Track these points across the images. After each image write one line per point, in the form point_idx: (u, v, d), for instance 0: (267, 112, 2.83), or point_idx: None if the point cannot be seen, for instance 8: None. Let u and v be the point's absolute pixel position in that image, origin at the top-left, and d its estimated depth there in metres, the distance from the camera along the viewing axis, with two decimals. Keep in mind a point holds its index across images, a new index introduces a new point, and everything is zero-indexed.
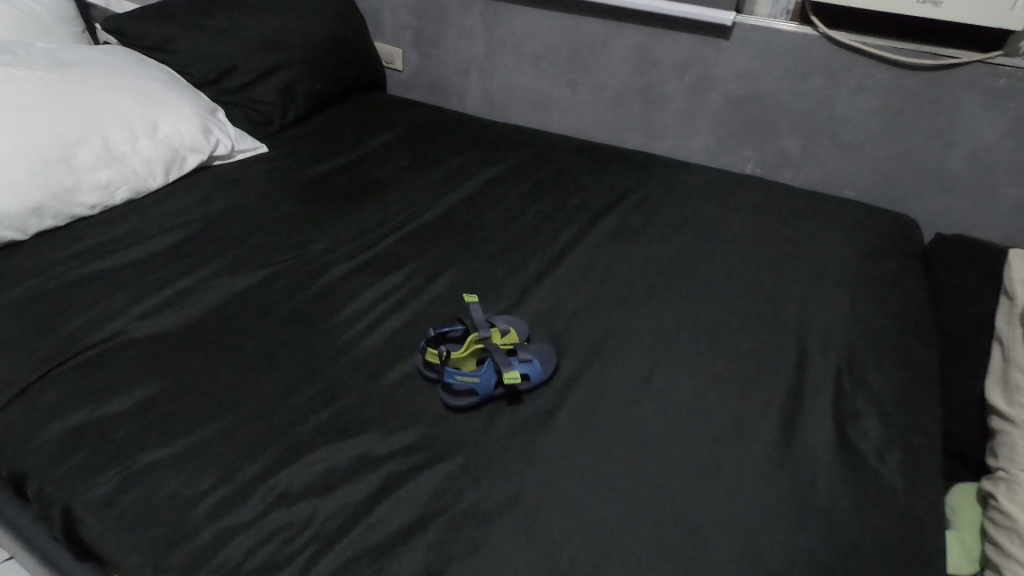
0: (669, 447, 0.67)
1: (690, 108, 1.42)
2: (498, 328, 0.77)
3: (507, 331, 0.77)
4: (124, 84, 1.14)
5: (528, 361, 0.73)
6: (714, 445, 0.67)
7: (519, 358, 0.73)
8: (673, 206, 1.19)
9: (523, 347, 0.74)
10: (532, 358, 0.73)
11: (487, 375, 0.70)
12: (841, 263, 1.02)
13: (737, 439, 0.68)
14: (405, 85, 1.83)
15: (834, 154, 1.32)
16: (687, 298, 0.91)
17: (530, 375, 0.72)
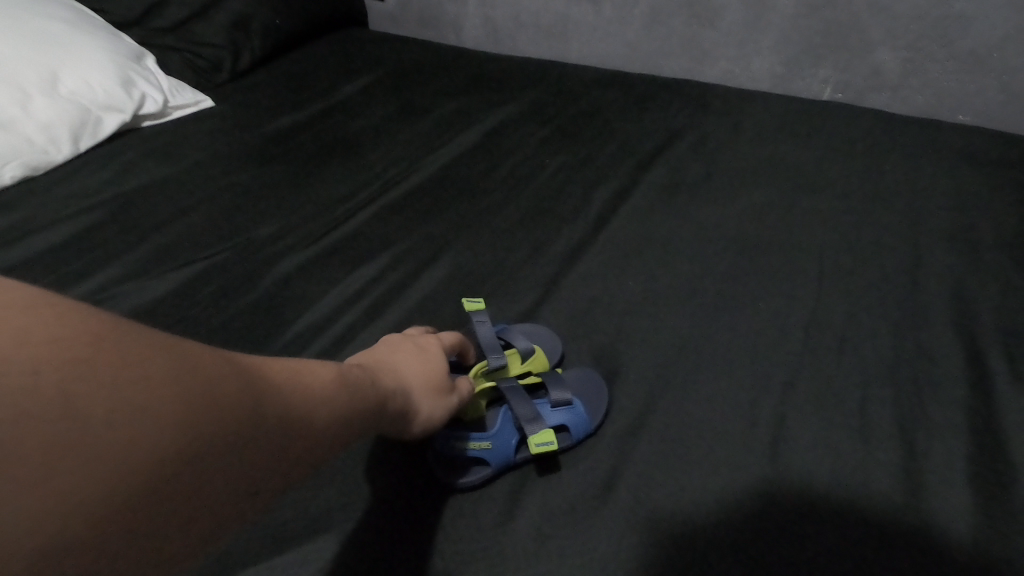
0: (783, 548, 0.44)
1: (750, 19, 1.10)
2: (518, 352, 0.57)
3: (530, 357, 0.57)
4: (10, 26, 0.87)
5: (565, 407, 0.52)
6: (846, 538, 0.44)
7: (552, 403, 0.53)
8: (739, 149, 0.90)
9: (556, 384, 0.54)
10: (572, 400, 0.53)
11: (503, 437, 0.50)
12: (988, 217, 0.73)
13: (886, 527, 0.45)
14: (391, 18, 1.53)
15: (947, 67, 1.00)
16: (780, 283, 0.65)
17: (570, 427, 0.52)
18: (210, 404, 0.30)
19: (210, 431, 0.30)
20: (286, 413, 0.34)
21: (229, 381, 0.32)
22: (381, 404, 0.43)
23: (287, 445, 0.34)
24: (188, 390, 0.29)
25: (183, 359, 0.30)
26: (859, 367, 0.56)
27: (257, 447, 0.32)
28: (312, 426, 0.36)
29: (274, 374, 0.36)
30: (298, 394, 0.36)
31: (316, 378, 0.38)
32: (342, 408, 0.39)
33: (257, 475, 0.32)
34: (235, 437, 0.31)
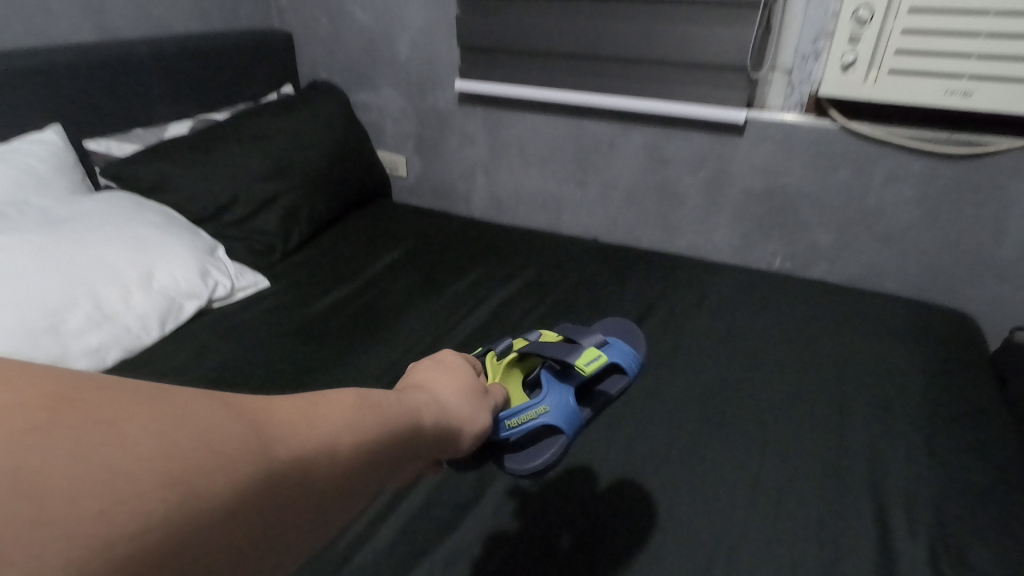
0: None
1: (708, 204, 1.35)
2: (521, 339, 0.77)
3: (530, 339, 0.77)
4: (118, 234, 1.10)
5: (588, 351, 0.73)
6: None
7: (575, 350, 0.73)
8: (703, 321, 1.10)
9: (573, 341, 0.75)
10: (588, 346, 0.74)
11: (556, 395, 0.68)
12: (902, 389, 0.91)
13: None
14: (411, 191, 1.81)
15: (870, 245, 1.22)
16: (736, 453, 0.80)
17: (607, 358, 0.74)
18: (211, 446, 0.33)
19: (212, 467, 0.32)
20: (292, 447, 0.37)
21: (230, 424, 0.35)
22: (404, 424, 0.47)
23: (299, 475, 0.37)
24: (188, 434, 0.33)
25: (187, 410, 0.34)
26: (798, 527, 0.70)
27: (267, 477, 0.35)
28: (326, 459, 0.39)
29: (282, 413, 0.39)
30: (316, 429, 0.40)
31: (327, 416, 0.41)
32: (355, 438, 0.42)
33: (275, 499, 0.35)
34: (245, 471, 0.34)
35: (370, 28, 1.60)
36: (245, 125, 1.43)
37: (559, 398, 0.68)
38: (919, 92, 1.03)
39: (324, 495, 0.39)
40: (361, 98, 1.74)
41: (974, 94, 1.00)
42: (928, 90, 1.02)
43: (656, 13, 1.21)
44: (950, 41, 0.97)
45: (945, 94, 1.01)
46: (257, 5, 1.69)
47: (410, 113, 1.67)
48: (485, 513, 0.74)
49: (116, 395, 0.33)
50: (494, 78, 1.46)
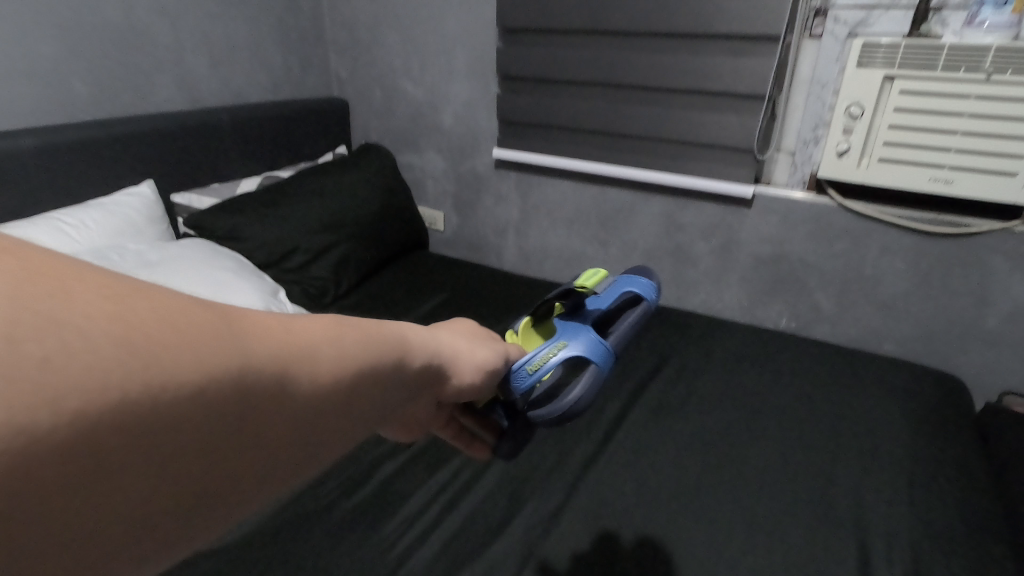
0: None
1: (719, 267, 1.49)
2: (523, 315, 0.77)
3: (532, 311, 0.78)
4: (200, 277, 1.22)
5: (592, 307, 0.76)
6: None
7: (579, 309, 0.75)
8: (712, 374, 1.22)
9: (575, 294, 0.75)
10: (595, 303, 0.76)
11: (570, 333, 0.66)
12: (890, 443, 1.01)
13: None
14: (447, 243, 1.98)
15: (867, 311, 1.34)
16: (737, 493, 0.91)
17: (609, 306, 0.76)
18: (178, 325, 0.29)
19: (179, 343, 0.28)
20: (270, 343, 0.33)
21: (200, 310, 0.31)
22: (396, 351, 0.43)
23: (284, 377, 0.33)
24: (154, 309, 0.28)
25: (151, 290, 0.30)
26: (792, 559, 0.80)
27: (244, 368, 0.31)
28: (311, 367, 0.35)
29: (258, 314, 0.34)
30: (303, 338, 0.35)
31: (311, 325, 0.37)
32: (345, 352, 0.38)
33: (254, 395, 0.31)
34: (219, 355, 0.29)
35: (419, 99, 1.80)
36: (306, 182, 1.61)
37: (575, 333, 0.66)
38: (906, 178, 1.15)
39: (310, 404, 0.35)
40: (406, 159, 1.93)
41: (955, 182, 1.11)
42: (914, 176, 1.15)
43: (674, 100, 1.38)
44: (932, 135, 1.10)
45: (930, 180, 1.13)
46: (320, 77, 1.92)
47: (450, 175, 1.86)
48: (516, 533, 0.85)
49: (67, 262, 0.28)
50: (528, 148, 1.64)
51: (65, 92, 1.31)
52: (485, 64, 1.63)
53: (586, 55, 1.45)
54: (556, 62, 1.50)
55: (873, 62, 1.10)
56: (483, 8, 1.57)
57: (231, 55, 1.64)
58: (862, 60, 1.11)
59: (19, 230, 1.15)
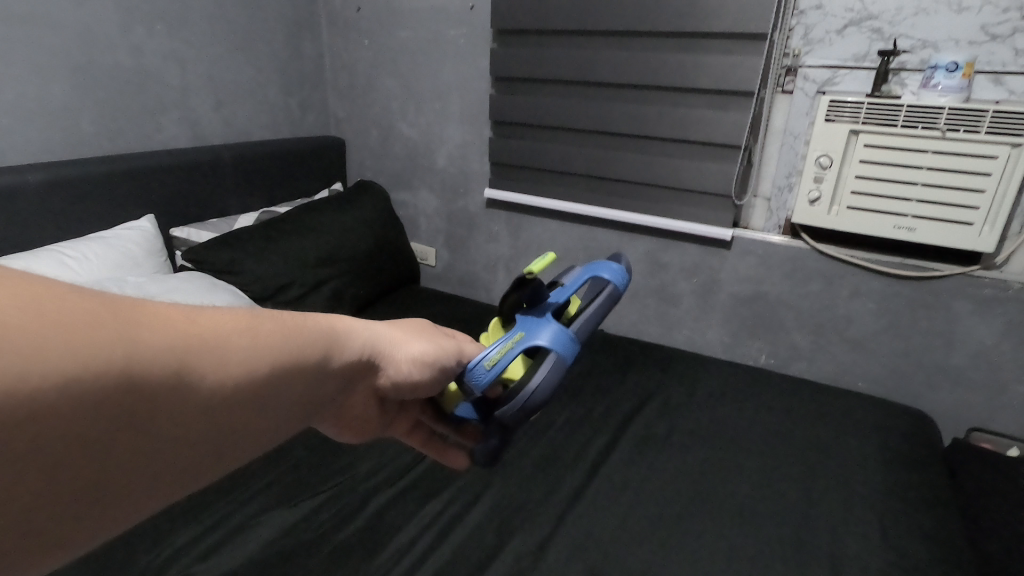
0: None
1: (701, 305, 1.55)
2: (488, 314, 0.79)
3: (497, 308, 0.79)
4: None
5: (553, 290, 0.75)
6: None
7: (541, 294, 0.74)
8: (694, 409, 1.26)
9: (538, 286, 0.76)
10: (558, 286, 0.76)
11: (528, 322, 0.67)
12: (863, 478, 1.06)
13: None
14: (438, 277, 2.03)
15: (841, 349, 1.40)
16: (718, 525, 0.95)
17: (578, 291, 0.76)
18: (74, 326, 0.32)
19: (74, 344, 0.32)
20: (168, 339, 0.37)
21: (98, 310, 0.34)
22: (307, 348, 0.48)
23: (181, 371, 0.37)
24: (50, 311, 0.32)
25: (54, 291, 0.33)
26: None
27: (140, 363, 0.35)
28: (213, 362, 0.39)
29: (164, 311, 0.38)
30: (203, 333, 0.39)
31: (217, 321, 0.41)
32: (249, 348, 0.42)
33: (150, 389, 0.35)
34: (113, 355, 0.33)
35: (414, 141, 1.88)
36: (302, 218, 1.65)
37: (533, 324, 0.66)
38: (872, 225, 1.23)
39: (205, 398, 0.39)
40: (400, 196, 2.00)
41: (917, 229, 1.19)
42: (879, 223, 1.22)
43: (657, 148, 1.47)
44: (895, 186, 1.18)
45: (894, 227, 1.21)
46: (318, 117, 1.99)
47: (443, 213, 1.92)
48: (505, 564, 0.88)
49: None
50: (519, 189, 1.71)
51: (73, 129, 1.36)
52: (479, 109, 1.72)
53: (575, 104, 1.53)
54: (546, 109, 1.58)
55: (840, 118, 1.19)
56: (478, 57, 1.66)
57: (234, 96, 1.70)
58: (829, 116, 1.20)
59: (22, 263, 1.18)
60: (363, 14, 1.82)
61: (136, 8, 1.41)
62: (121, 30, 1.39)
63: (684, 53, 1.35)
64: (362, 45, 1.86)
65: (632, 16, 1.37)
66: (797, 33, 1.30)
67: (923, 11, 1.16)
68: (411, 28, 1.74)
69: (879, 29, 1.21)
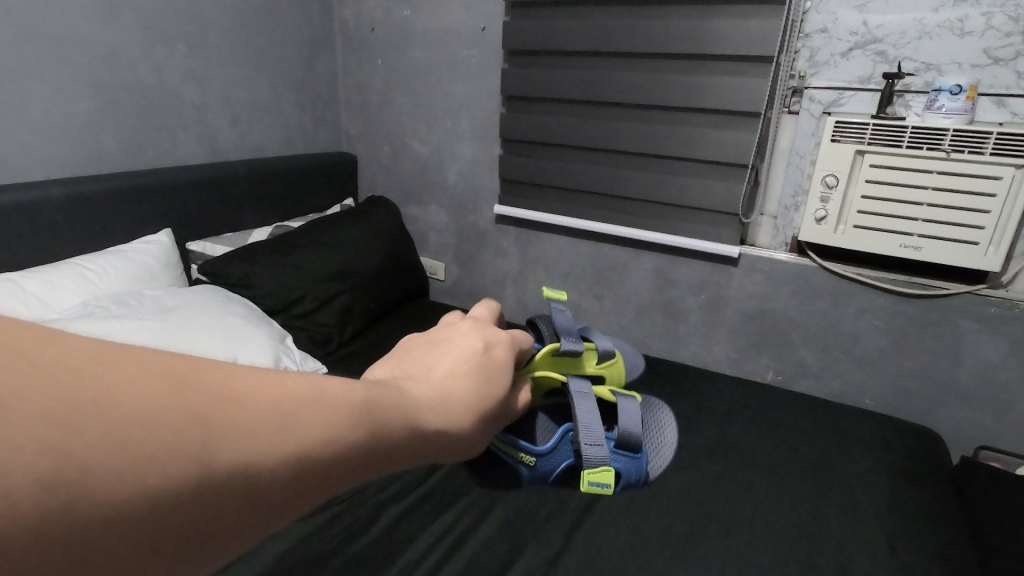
0: None
1: (708, 321, 1.57)
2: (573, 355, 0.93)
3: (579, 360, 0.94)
4: (214, 323, 1.25)
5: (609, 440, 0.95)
6: None
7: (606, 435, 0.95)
8: (702, 426, 1.27)
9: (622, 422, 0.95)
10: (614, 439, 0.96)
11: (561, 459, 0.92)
12: (871, 496, 1.06)
13: None
14: (447, 292, 2.06)
15: (848, 366, 1.41)
16: (726, 542, 0.95)
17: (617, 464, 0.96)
18: (133, 444, 0.27)
19: (126, 470, 0.26)
20: (246, 451, 0.31)
21: (173, 419, 0.29)
22: (398, 438, 0.41)
23: (254, 489, 0.31)
24: (110, 427, 0.26)
25: (126, 393, 0.28)
26: None
27: (205, 487, 0.29)
28: (290, 471, 0.33)
29: (252, 408, 0.32)
30: (293, 432, 0.33)
31: (308, 417, 0.35)
32: (337, 450, 0.36)
33: (213, 515, 0.29)
34: (173, 479, 0.27)
35: (425, 157, 1.91)
36: (315, 233, 1.68)
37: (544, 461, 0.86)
38: (879, 244, 1.25)
39: (276, 515, 0.33)
40: (410, 212, 2.03)
41: (923, 248, 1.20)
42: (886, 242, 1.24)
43: (664, 166, 1.49)
44: (900, 206, 1.20)
45: (900, 246, 1.22)
46: (331, 133, 2.04)
47: (452, 229, 1.95)
48: None
49: (44, 362, 0.27)
50: (528, 206, 1.74)
51: (96, 145, 1.40)
52: (489, 127, 1.75)
53: (583, 123, 1.56)
54: (555, 128, 1.61)
55: (846, 138, 1.21)
56: (489, 77, 1.69)
57: (250, 113, 1.74)
58: (836, 136, 1.22)
59: (43, 276, 1.20)
60: (377, 34, 1.86)
61: (158, 29, 1.46)
62: (143, 50, 1.43)
63: (691, 74, 1.38)
64: (375, 64, 1.91)
65: (640, 37, 1.40)
66: (803, 55, 1.32)
67: (927, 35, 1.19)
68: (423, 48, 1.78)
69: (884, 52, 1.23)
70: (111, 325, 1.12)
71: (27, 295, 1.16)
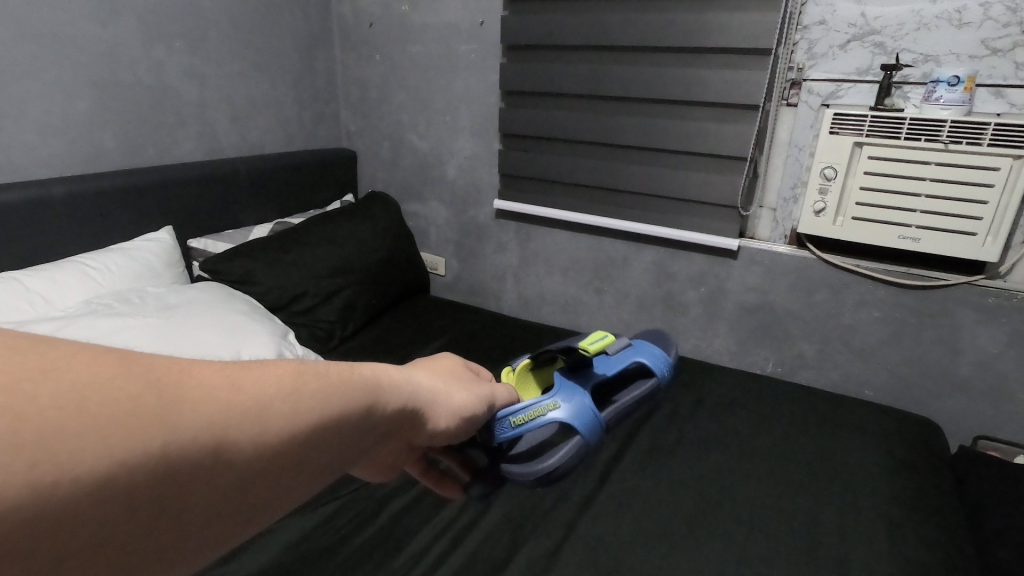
0: None
1: (708, 314, 1.57)
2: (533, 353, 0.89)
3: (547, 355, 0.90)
4: (217, 320, 1.26)
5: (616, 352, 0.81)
6: None
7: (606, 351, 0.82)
8: (702, 418, 1.28)
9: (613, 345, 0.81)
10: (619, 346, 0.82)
11: (566, 399, 0.71)
12: (868, 486, 1.07)
13: None
14: (448, 287, 2.06)
15: (847, 357, 1.42)
16: (725, 531, 0.97)
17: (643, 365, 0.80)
18: (88, 407, 0.29)
19: (85, 428, 0.28)
20: (208, 411, 0.33)
21: (124, 383, 0.31)
22: (356, 400, 0.44)
23: (220, 445, 0.33)
24: (62, 395, 0.29)
25: (74, 367, 0.30)
26: None
27: (175, 445, 0.31)
28: (251, 428, 0.35)
29: (201, 375, 0.35)
30: (250, 395, 0.36)
31: (260, 381, 0.37)
32: (295, 409, 0.38)
33: (186, 471, 0.31)
34: (136, 435, 0.29)
35: (425, 153, 1.91)
36: (316, 229, 1.68)
37: (573, 396, 0.71)
38: (877, 235, 1.25)
39: (249, 472, 0.35)
40: (410, 208, 2.03)
41: (921, 240, 1.21)
42: (885, 233, 1.24)
43: (664, 160, 1.50)
44: (898, 197, 1.20)
45: (898, 237, 1.23)
46: (331, 130, 2.04)
47: (453, 224, 1.95)
48: (520, 567, 0.90)
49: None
50: (527, 200, 1.74)
51: (96, 144, 1.40)
52: (489, 122, 1.75)
53: (582, 117, 1.57)
54: (554, 124, 1.62)
55: (844, 130, 1.21)
56: (488, 72, 1.69)
57: (250, 110, 1.75)
58: (834, 128, 1.22)
59: (46, 274, 1.21)
60: (375, 29, 1.86)
61: (156, 27, 1.46)
62: (144, 48, 1.44)
63: (690, 68, 1.38)
64: (374, 60, 1.91)
65: (639, 31, 1.40)
66: (802, 48, 1.32)
67: (925, 27, 1.19)
68: (422, 43, 1.78)
69: (882, 44, 1.23)
70: (115, 322, 1.13)
71: (29, 293, 1.16)
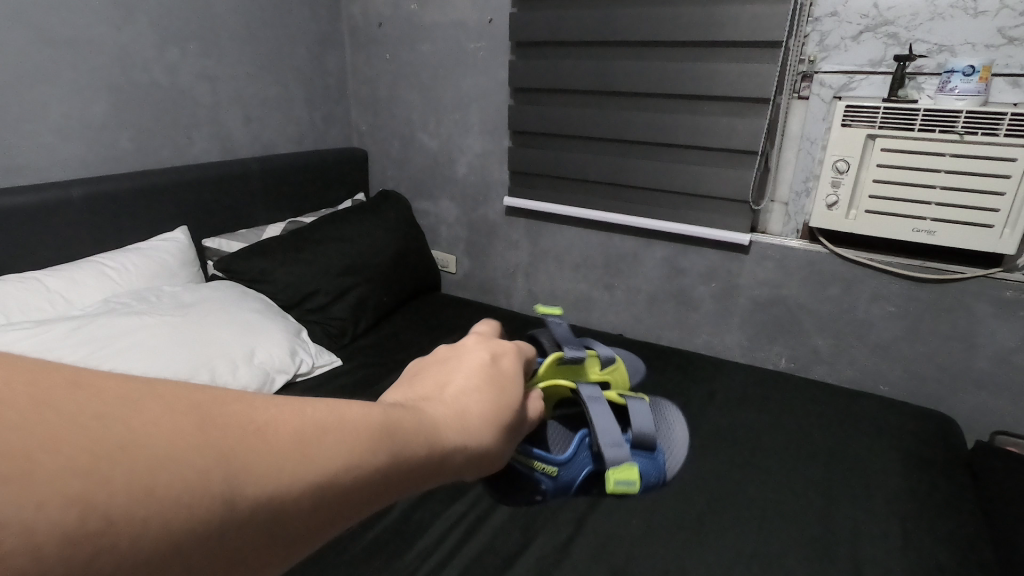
0: None
1: (720, 310, 1.57)
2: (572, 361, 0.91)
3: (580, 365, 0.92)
4: (232, 318, 1.28)
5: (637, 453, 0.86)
6: None
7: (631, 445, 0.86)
8: (714, 413, 1.28)
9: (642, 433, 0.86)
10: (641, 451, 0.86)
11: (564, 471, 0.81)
12: (884, 482, 1.06)
13: None
14: (459, 285, 2.07)
15: (861, 352, 1.41)
16: (737, 527, 0.96)
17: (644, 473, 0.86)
18: (157, 488, 0.26)
19: (151, 513, 0.25)
20: (273, 485, 0.30)
21: (198, 456, 0.28)
22: (424, 454, 0.41)
23: (285, 520, 0.30)
24: (135, 471, 0.26)
25: (151, 433, 0.28)
26: None
27: (236, 525, 0.28)
28: (319, 498, 0.32)
29: (279, 436, 0.32)
30: (323, 459, 0.33)
31: (332, 443, 0.34)
32: (367, 471, 0.35)
33: (242, 551, 0.28)
34: (198, 527, 0.27)
35: (435, 151, 1.92)
36: (328, 227, 1.69)
37: (571, 472, 0.82)
38: (891, 228, 1.24)
39: (312, 542, 0.32)
40: (421, 206, 2.04)
41: (936, 232, 1.19)
42: (899, 226, 1.23)
43: (674, 154, 1.49)
44: (913, 189, 1.18)
45: (913, 230, 1.21)
46: (342, 129, 2.05)
47: (463, 221, 1.96)
48: (530, 561, 0.90)
49: (71, 409, 0.27)
50: (537, 197, 1.75)
51: (113, 146, 1.43)
52: (498, 119, 1.75)
53: (591, 113, 1.57)
54: (564, 120, 1.62)
55: (857, 122, 1.20)
56: (497, 70, 1.70)
57: (262, 111, 1.77)
58: (846, 121, 1.21)
59: (66, 274, 1.24)
60: (385, 29, 1.87)
61: (170, 31, 1.48)
62: (157, 51, 1.46)
63: (700, 61, 1.37)
64: (383, 59, 1.92)
65: (647, 26, 1.40)
66: (813, 40, 1.31)
67: (939, 16, 1.17)
68: (431, 42, 1.79)
69: (896, 34, 1.22)
70: (133, 320, 1.15)
71: (49, 292, 1.19)
